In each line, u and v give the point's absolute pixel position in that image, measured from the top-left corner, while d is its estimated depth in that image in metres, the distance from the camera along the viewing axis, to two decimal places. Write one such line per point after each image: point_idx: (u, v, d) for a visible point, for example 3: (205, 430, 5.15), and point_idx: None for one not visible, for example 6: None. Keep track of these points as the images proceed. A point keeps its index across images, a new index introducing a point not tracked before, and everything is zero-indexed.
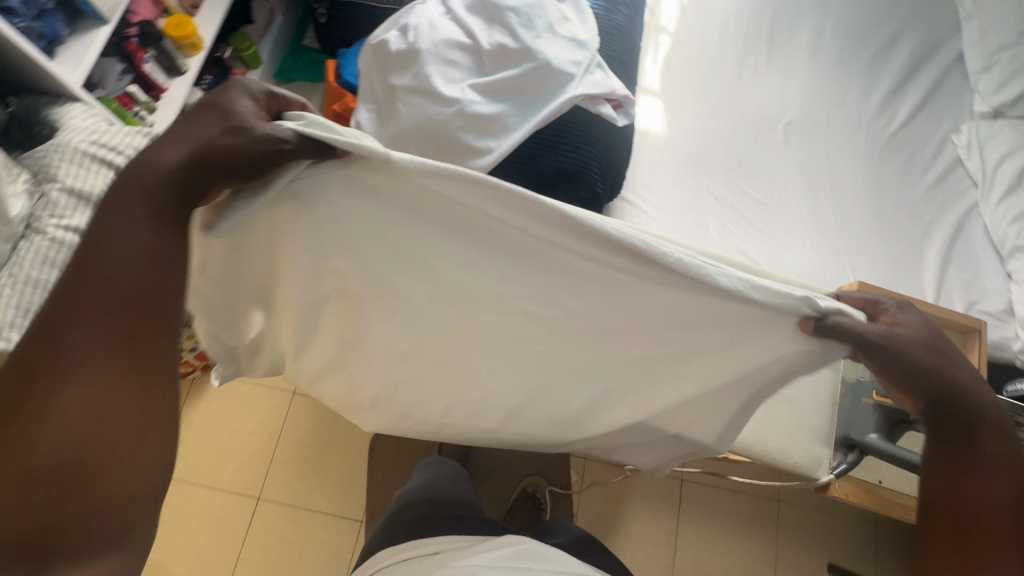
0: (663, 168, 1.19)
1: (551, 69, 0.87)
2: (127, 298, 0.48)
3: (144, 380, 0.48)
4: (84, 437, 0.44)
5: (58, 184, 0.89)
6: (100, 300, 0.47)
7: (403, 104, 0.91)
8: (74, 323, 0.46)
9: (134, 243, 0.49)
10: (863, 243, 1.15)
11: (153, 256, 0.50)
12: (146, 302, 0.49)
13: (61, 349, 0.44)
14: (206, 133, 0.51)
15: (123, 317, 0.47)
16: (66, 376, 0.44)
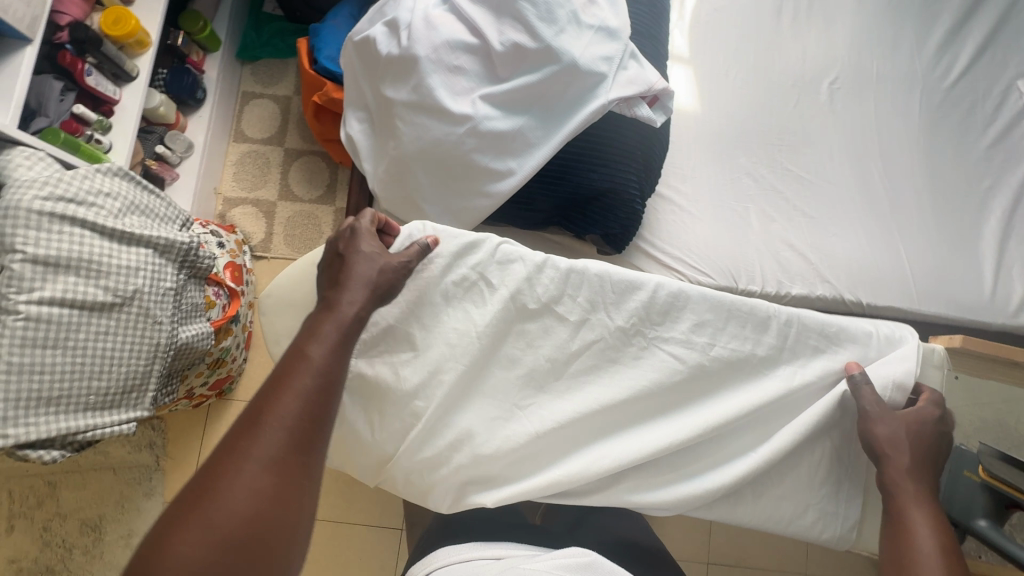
0: (697, 149, 1.06)
1: (578, 71, 0.73)
2: (304, 405, 0.49)
3: (301, 487, 0.47)
4: (237, 543, 0.43)
5: (16, 254, 0.79)
6: (284, 409, 0.48)
7: (403, 122, 0.77)
8: (248, 446, 0.46)
9: (319, 355, 0.52)
10: (917, 221, 1.05)
11: (328, 373, 0.52)
12: (318, 416, 0.50)
13: (233, 472, 0.45)
14: (371, 271, 0.58)
15: (300, 430, 0.48)
16: (246, 473, 0.45)
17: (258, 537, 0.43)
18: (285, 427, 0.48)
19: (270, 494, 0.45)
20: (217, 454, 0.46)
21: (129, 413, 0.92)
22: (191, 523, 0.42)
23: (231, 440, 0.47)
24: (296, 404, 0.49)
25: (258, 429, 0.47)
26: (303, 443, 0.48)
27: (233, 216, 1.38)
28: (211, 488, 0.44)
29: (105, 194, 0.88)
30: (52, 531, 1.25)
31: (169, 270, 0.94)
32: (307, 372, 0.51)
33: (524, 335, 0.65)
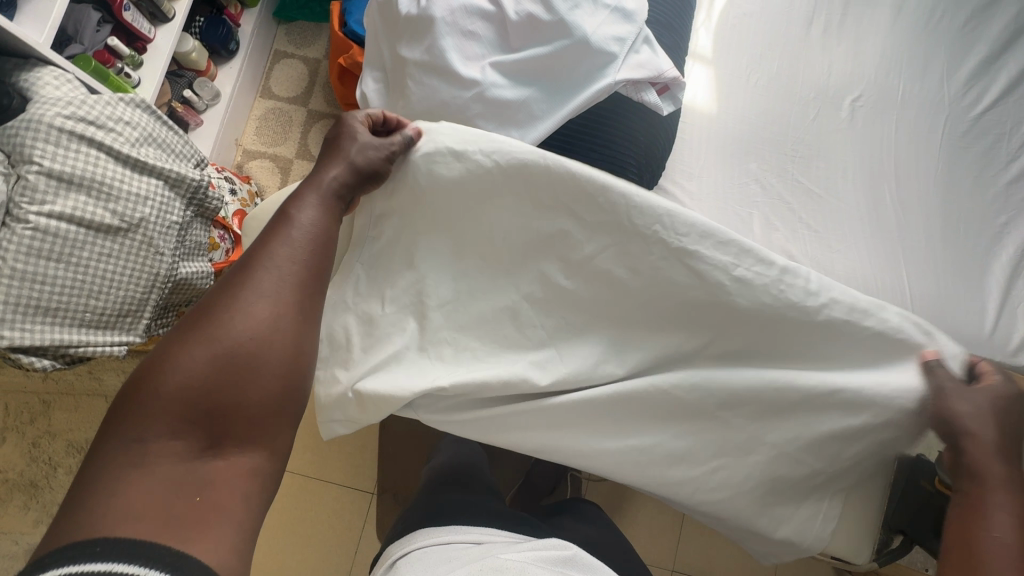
0: (708, 150, 1.06)
1: (589, 49, 0.73)
2: (299, 257, 0.62)
3: (297, 321, 0.59)
4: (240, 354, 0.55)
5: (33, 165, 0.82)
6: (281, 259, 0.61)
7: (413, 81, 0.79)
8: (246, 286, 0.58)
9: (308, 220, 0.64)
10: (924, 248, 1.03)
11: (316, 236, 0.64)
12: (312, 266, 0.62)
13: (235, 304, 0.57)
14: (353, 154, 0.68)
15: (296, 277, 0.61)
16: (248, 302, 0.57)
17: (259, 353, 0.56)
18: (278, 271, 0.60)
19: (264, 322, 0.57)
20: (222, 289, 0.59)
21: (121, 336, 0.96)
22: (202, 336, 0.55)
23: (234, 280, 0.59)
24: (289, 258, 0.61)
25: (257, 271, 0.60)
26: (298, 287, 0.61)
27: (250, 168, 1.42)
28: (219, 312, 0.57)
29: (125, 122, 0.91)
30: (40, 447, 1.30)
31: (176, 205, 0.98)
32: (295, 233, 0.62)
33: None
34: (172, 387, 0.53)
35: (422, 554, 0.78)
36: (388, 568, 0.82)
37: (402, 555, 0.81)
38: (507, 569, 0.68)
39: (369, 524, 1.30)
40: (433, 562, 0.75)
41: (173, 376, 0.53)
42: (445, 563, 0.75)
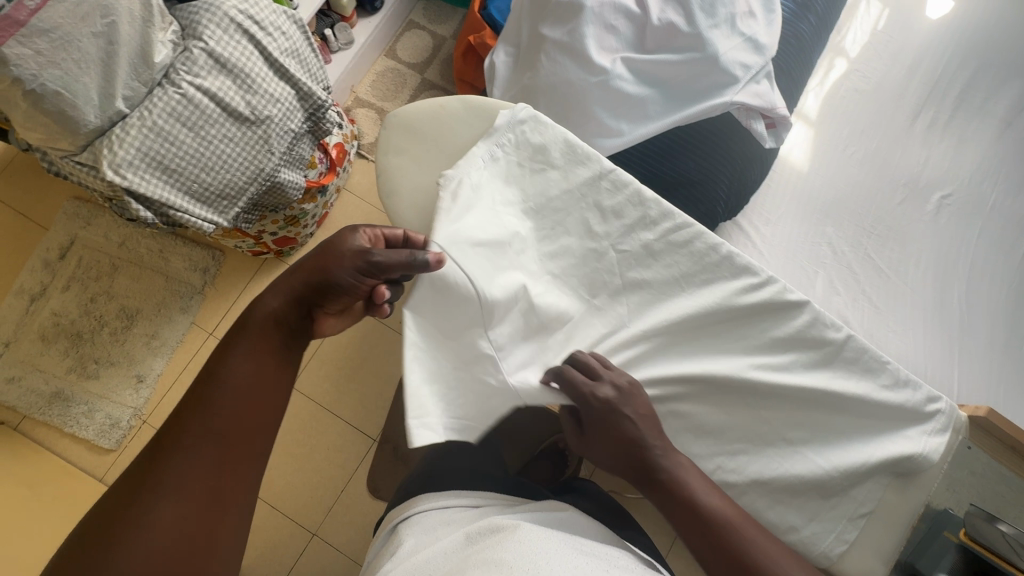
0: (790, 204, 1.09)
1: (715, 66, 0.79)
2: (226, 416, 0.60)
3: (220, 488, 0.57)
4: (166, 544, 0.53)
5: (200, 43, 0.93)
6: (209, 418, 0.59)
7: (546, 57, 0.86)
8: (169, 461, 0.57)
9: (236, 375, 0.62)
10: (982, 353, 1.02)
11: (243, 387, 0.62)
12: (240, 422, 0.61)
13: (155, 487, 0.55)
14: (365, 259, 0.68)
15: (223, 432, 0.59)
16: (170, 482, 0.55)
17: (188, 539, 0.54)
18: (203, 441, 0.58)
19: (185, 504, 0.55)
20: (148, 465, 0.57)
21: (213, 216, 1.03)
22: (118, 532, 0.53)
23: (152, 469, 0.56)
24: (217, 416, 0.60)
25: (181, 444, 0.58)
26: (226, 442, 0.59)
27: (357, 114, 1.52)
28: (139, 499, 0.54)
29: (281, 31, 1.02)
30: (96, 304, 1.38)
31: (298, 116, 1.07)
32: (222, 397, 0.61)
33: (587, 252, 0.69)
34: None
35: (422, 517, 0.82)
36: (391, 530, 0.86)
37: (402, 518, 0.84)
38: (505, 526, 0.70)
39: (363, 468, 1.33)
40: (434, 523, 0.80)
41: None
42: (449, 524, 0.79)
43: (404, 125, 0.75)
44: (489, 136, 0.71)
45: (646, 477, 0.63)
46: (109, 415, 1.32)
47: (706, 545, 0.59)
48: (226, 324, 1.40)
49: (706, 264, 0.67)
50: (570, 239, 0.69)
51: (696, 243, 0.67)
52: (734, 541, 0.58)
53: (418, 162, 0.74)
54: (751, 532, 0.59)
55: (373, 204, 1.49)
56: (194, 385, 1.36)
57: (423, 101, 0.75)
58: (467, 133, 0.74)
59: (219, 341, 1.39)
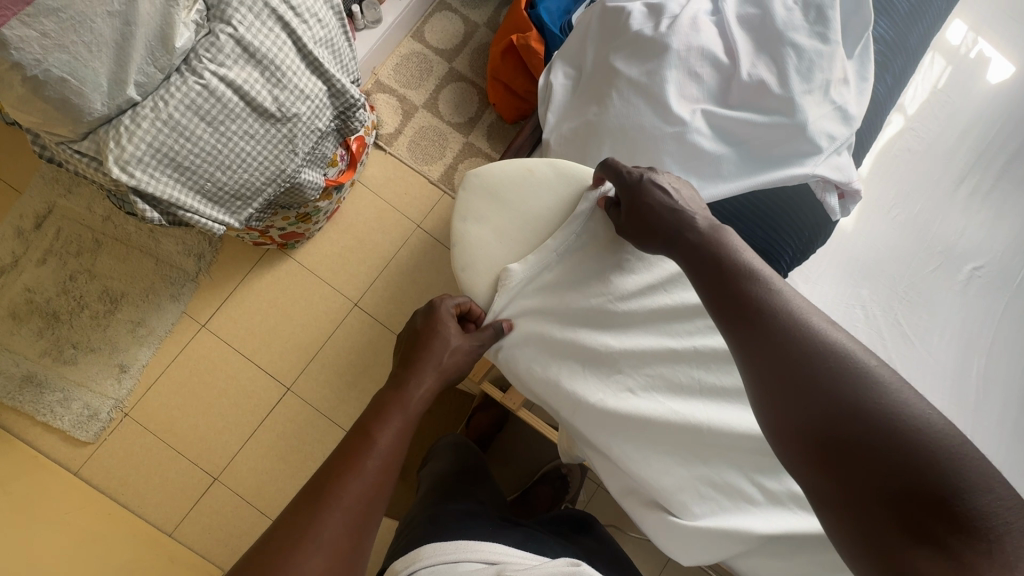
0: (829, 264, 1.10)
1: (802, 134, 0.74)
2: (368, 488, 0.60)
3: (359, 547, 0.57)
4: None
5: (228, 27, 0.82)
6: (358, 476, 0.60)
7: (617, 96, 0.80)
8: (316, 516, 0.56)
9: (385, 441, 0.64)
10: (993, 432, 1.04)
11: (389, 457, 0.63)
12: (374, 496, 0.60)
13: (297, 545, 0.54)
14: (444, 358, 0.71)
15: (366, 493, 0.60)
16: (310, 544, 0.55)
17: None
18: (354, 500, 0.59)
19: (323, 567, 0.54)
20: (290, 524, 0.56)
21: (225, 215, 0.94)
22: None
23: (301, 515, 0.57)
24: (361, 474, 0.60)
25: (325, 506, 0.57)
26: (369, 502, 0.60)
27: (376, 99, 1.41)
28: (282, 553, 0.54)
29: (318, 19, 0.90)
30: (75, 283, 1.26)
31: (327, 113, 0.96)
32: (372, 455, 0.62)
33: (662, 353, 0.71)
34: None
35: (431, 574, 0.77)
36: None
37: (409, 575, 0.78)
38: None
39: None
40: None
41: None
42: None
43: (488, 197, 0.78)
44: (579, 216, 0.74)
45: (680, 247, 0.62)
46: (87, 406, 1.23)
47: (734, 297, 0.55)
48: (220, 316, 1.31)
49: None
50: (644, 337, 0.72)
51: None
52: (786, 312, 0.52)
53: (495, 220, 0.78)
54: (810, 313, 0.52)
55: (386, 200, 1.39)
56: (183, 380, 1.28)
57: (515, 162, 0.79)
58: (551, 202, 0.77)
59: (212, 335, 1.30)
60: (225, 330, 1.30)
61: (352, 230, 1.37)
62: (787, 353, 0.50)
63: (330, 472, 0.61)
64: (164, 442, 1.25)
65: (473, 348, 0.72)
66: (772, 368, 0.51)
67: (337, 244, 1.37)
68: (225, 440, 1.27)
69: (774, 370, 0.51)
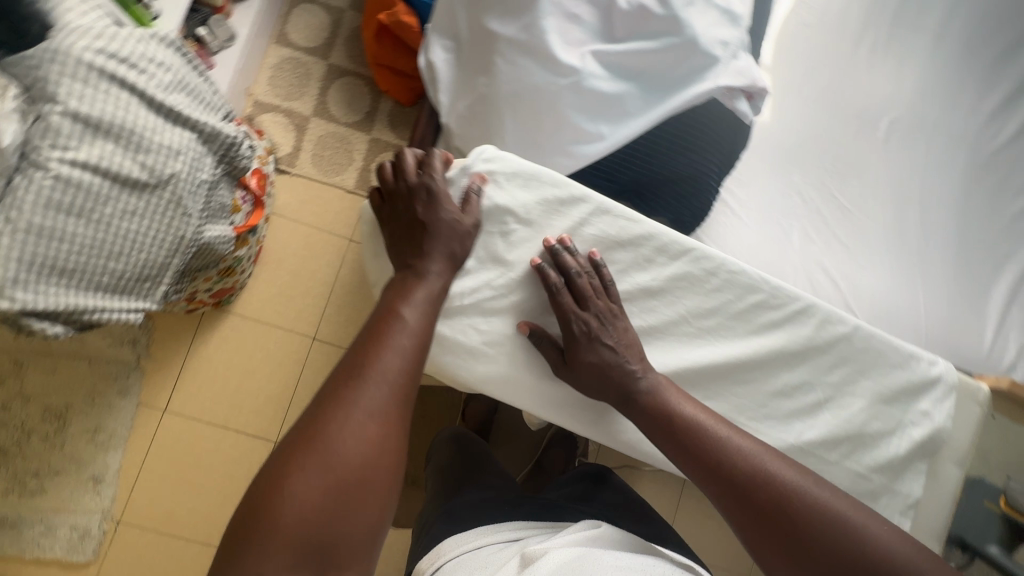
0: (761, 160, 1.08)
1: (696, 49, 0.72)
2: (389, 391, 0.53)
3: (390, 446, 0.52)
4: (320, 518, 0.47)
5: (57, 105, 0.72)
6: (357, 412, 0.51)
7: (502, 61, 0.75)
8: (341, 420, 0.50)
9: (403, 342, 0.56)
10: (938, 273, 1.11)
11: (408, 360, 0.55)
12: (398, 406, 0.53)
13: (321, 450, 0.49)
14: (441, 233, 0.62)
15: (368, 438, 0.50)
16: (332, 449, 0.49)
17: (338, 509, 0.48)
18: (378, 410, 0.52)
19: (357, 470, 0.49)
20: (313, 425, 0.50)
21: (139, 302, 0.87)
22: (290, 489, 0.47)
23: (327, 412, 0.50)
24: (359, 410, 0.51)
25: (347, 409, 0.51)
26: (371, 450, 0.50)
27: (262, 121, 1.31)
28: (309, 457, 0.48)
29: (158, 63, 0.81)
30: (11, 411, 1.17)
31: (207, 161, 0.87)
32: (391, 359, 0.54)
33: None
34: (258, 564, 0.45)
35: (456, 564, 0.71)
36: None
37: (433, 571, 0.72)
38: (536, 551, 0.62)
39: None
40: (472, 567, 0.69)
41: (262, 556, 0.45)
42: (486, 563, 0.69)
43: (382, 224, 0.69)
44: None
45: (633, 410, 0.65)
46: (74, 527, 1.17)
47: (693, 449, 0.62)
48: (180, 395, 1.24)
49: (715, 287, 0.69)
50: None
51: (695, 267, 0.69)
52: (739, 460, 0.61)
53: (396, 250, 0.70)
54: (772, 462, 0.61)
55: (309, 224, 1.32)
56: (165, 470, 1.22)
57: None
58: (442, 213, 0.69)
59: (178, 416, 1.24)
60: (189, 407, 1.24)
61: (284, 265, 1.30)
62: (774, 518, 0.58)
63: (347, 372, 0.53)
64: (168, 534, 1.21)
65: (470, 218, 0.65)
66: (763, 527, 0.59)
67: (273, 283, 1.30)
68: (230, 511, 1.23)
69: (766, 535, 0.59)
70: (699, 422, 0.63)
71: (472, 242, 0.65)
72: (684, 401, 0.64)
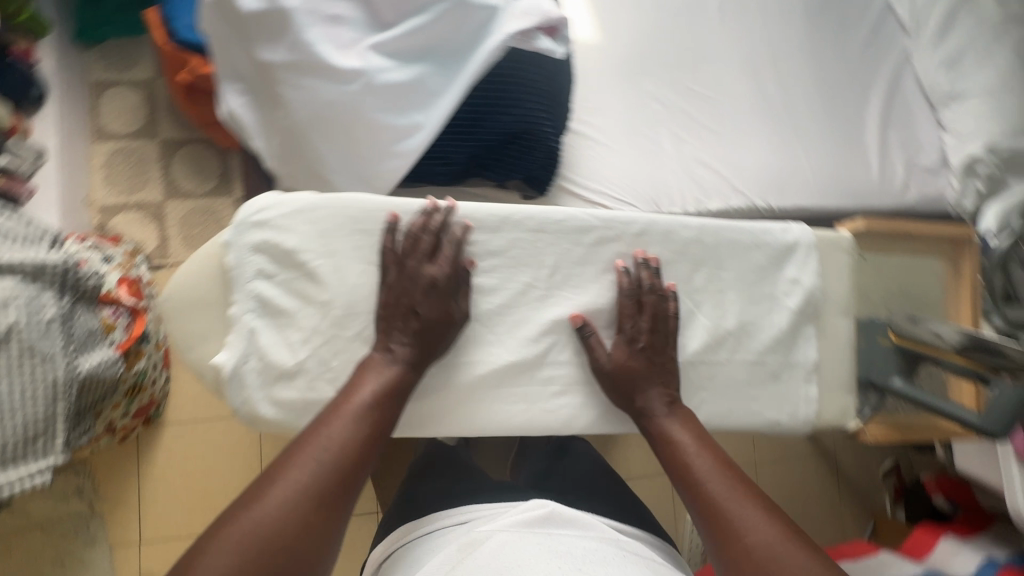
0: (610, 80, 1.06)
1: (469, 6, 0.70)
2: (316, 469, 0.53)
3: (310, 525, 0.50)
4: None
5: None
6: (273, 505, 0.50)
7: (288, 87, 0.70)
8: (267, 491, 0.51)
9: (343, 423, 0.55)
10: (810, 125, 1.13)
11: (344, 441, 0.55)
12: (325, 484, 0.52)
13: (242, 520, 0.49)
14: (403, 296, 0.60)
15: (272, 536, 0.49)
16: (251, 518, 0.49)
17: None
18: (307, 479, 0.52)
19: (271, 541, 0.49)
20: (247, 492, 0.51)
21: (42, 462, 0.80)
22: (210, 550, 0.48)
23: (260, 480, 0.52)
24: (276, 508, 0.50)
25: (280, 477, 0.52)
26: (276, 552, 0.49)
27: (115, 225, 1.23)
28: (230, 523, 0.49)
29: None
30: None
31: (47, 296, 0.80)
32: (326, 439, 0.54)
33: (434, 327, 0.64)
34: None
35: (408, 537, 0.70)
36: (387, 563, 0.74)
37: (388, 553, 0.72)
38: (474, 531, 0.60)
39: None
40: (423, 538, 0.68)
41: None
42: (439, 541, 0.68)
43: (188, 310, 0.61)
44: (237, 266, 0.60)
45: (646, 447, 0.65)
46: None
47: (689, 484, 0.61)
48: (149, 523, 1.20)
49: (575, 236, 0.68)
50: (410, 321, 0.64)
51: (513, 228, 0.66)
52: (734, 511, 0.57)
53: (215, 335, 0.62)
54: (766, 528, 0.56)
55: None
56: None
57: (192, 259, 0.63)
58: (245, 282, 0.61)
59: (155, 544, 1.19)
60: (163, 531, 1.20)
61: None
62: None
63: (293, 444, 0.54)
64: None
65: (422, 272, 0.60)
66: None
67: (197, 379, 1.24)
68: None
69: None
70: (705, 469, 0.61)
71: (437, 306, 0.61)
72: (692, 448, 0.62)
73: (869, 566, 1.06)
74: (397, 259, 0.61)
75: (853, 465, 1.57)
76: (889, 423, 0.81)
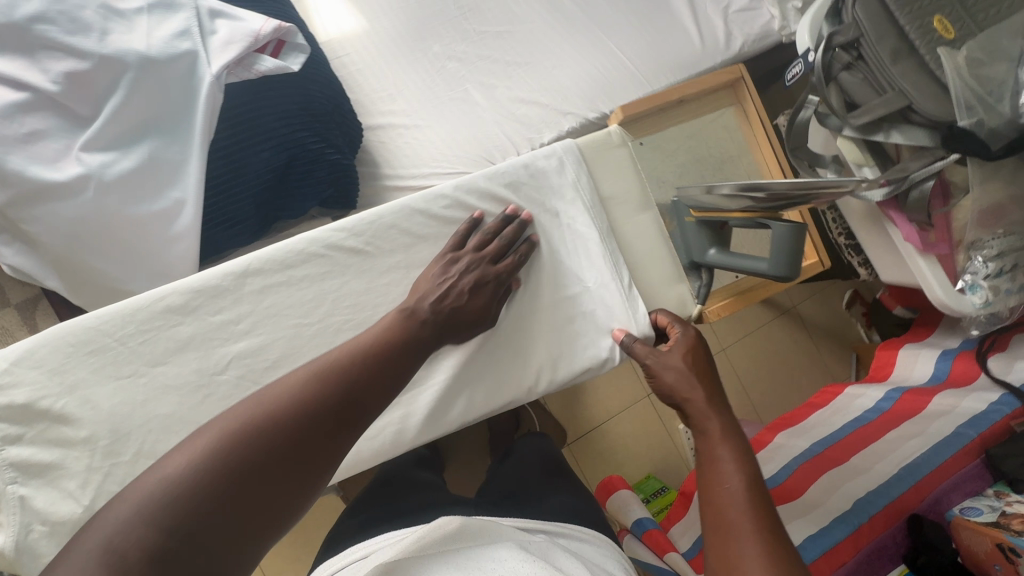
0: (392, 62, 1.00)
1: (162, 63, 0.63)
2: (342, 370, 0.43)
3: (333, 432, 0.40)
4: (225, 483, 0.34)
5: None
6: (294, 385, 0.40)
7: (22, 225, 0.63)
8: (274, 395, 0.39)
9: (373, 335, 0.46)
10: (614, 17, 1.07)
11: (379, 351, 0.45)
12: (355, 383, 0.42)
13: (254, 405, 0.38)
14: (448, 295, 0.51)
15: (284, 418, 0.38)
16: (259, 412, 0.38)
17: (255, 477, 0.35)
18: (328, 378, 0.42)
19: (295, 430, 0.38)
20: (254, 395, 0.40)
21: None
22: (200, 442, 0.36)
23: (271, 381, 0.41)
24: (258, 412, 0.38)
25: (291, 376, 0.41)
26: (254, 463, 0.36)
27: None
28: (233, 417, 0.38)
29: None
30: None
31: None
32: (356, 343, 0.45)
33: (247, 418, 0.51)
34: (109, 535, 0.32)
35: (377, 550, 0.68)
36: None
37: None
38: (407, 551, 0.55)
39: None
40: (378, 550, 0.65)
41: (105, 527, 0.32)
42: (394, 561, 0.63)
43: None
44: None
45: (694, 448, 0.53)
46: None
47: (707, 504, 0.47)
48: None
49: None
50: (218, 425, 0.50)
51: (252, 281, 0.52)
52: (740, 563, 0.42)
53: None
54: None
55: None
56: None
57: None
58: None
59: None
60: None
61: None
62: None
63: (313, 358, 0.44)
64: None
65: (484, 273, 0.53)
66: None
67: None
68: None
69: None
70: (729, 499, 0.46)
71: (479, 316, 0.53)
72: (731, 480, 0.48)
73: (838, 407, 1.05)
74: (458, 258, 0.53)
75: (817, 311, 1.56)
76: (735, 294, 0.72)
